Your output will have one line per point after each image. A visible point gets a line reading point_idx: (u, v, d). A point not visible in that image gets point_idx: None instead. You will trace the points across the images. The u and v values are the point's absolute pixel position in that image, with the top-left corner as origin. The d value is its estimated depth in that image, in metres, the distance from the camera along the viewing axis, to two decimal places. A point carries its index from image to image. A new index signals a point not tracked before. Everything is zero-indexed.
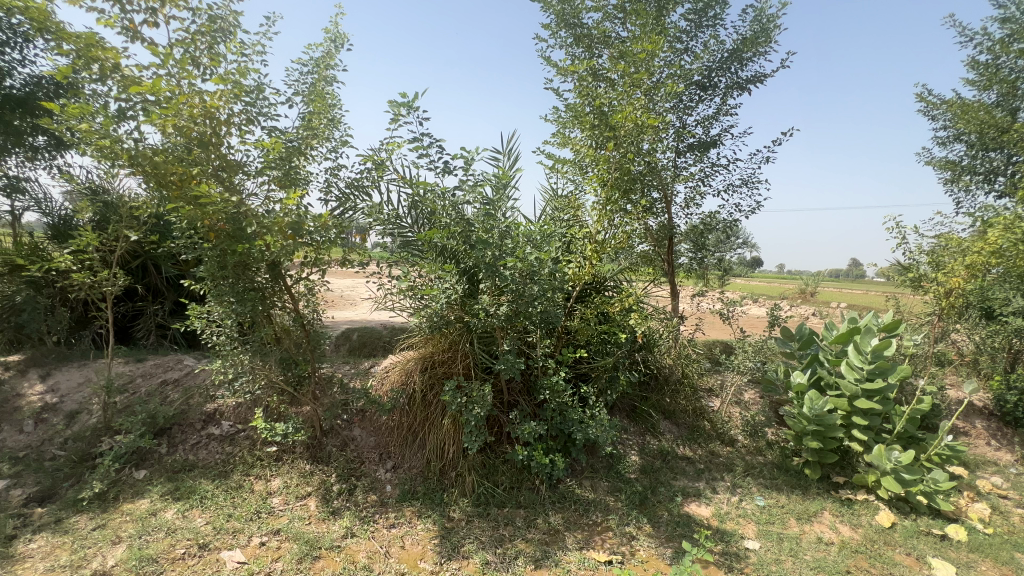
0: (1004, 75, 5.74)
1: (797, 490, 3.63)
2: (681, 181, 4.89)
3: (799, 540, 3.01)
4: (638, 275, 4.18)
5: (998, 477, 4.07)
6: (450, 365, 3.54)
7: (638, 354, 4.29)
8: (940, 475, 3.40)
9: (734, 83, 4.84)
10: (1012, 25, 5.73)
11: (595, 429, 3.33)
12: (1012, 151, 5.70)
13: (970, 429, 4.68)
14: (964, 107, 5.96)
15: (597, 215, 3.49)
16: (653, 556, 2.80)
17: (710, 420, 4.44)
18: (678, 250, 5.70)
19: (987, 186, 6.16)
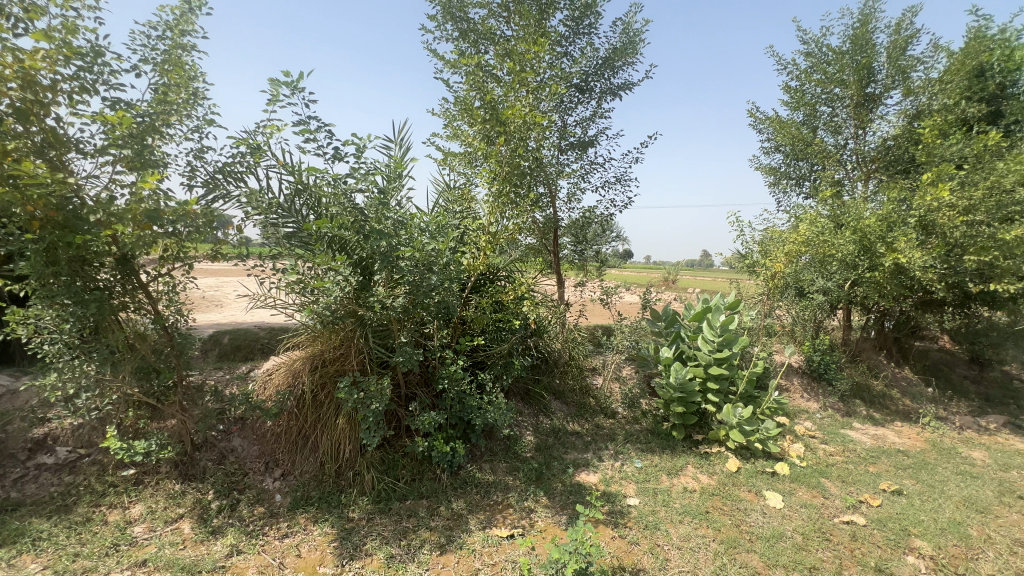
0: (807, 99, 7.09)
1: (667, 450, 4.17)
2: (564, 177, 5.23)
3: (670, 492, 3.47)
4: (529, 265, 4.41)
5: (809, 421, 5.11)
6: (343, 362, 3.39)
7: (530, 340, 4.52)
8: (770, 425, 4.17)
9: (608, 89, 5.31)
10: (812, 59, 7.10)
11: (493, 414, 3.47)
12: (814, 160, 7.09)
13: (790, 385, 5.75)
14: (782, 123, 7.24)
15: (489, 207, 3.60)
16: (551, 524, 3.02)
17: (595, 396, 4.88)
18: (561, 243, 6.12)
19: (798, 189, 7.59)
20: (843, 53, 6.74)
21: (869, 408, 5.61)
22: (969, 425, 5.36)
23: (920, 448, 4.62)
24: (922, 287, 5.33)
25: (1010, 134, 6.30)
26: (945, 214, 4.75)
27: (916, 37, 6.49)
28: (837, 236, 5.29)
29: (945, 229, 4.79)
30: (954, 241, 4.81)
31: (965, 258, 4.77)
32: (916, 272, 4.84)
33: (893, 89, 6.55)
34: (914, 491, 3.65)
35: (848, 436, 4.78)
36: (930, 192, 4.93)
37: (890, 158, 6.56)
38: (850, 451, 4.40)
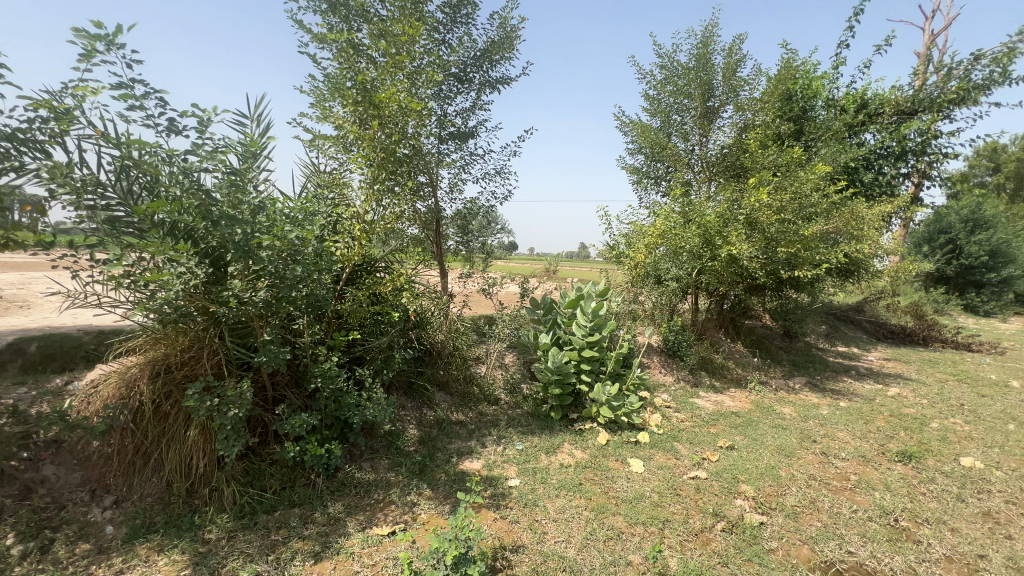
0: (663, 107, 7.95)
1: (546, 430, 4.42)
2: (444, 167, 5.20)
3: (548, 469, 3.69)
4: (409, 256, 4.30)
5: (665, 393, 5.80)
6: (194, 366, 2.97)
7: (412, 332, 4.43)
8: (634, 399, 4.64)
9: (486, 81, 5.37)
10: (666, 71, 7.97)
11: (372, 410, 3.34)
12: (668, 163, 8.00)
13: (651, 362, 6.47)
14: (643, 128, 8.04)
15: (364, 195, 3.42)
16: (434, 515, 3.01)
17: (478, 384, 4.97)
18: (445, 234, 6.09)
19: (656, 188, 8.50)
20: (690, 69, 7.67)
21: (711, 379, 6.55)
22: (781, 387, 6.55)
23: (747, 409, 5.53)
24: (749, 274, 6.35)
25: (809, 149, 7.75)
26: (764, 213, 5.71)
27: (744, 61, 7.63)
28: (685, 230, 6.04)
29: (764, 226, 5.75)
30: (770, 235, 5.80)
31: (779, 249, 5.79)
32: (744, 261, 5.74)
33: (727, 105, 7.63)
34: (742, 445, 4.35)
35: (695, 404, 5.53)
36: (754, 194, 5.86)
37: (726, 164, 7.65)
38: (696, 416, 5.10)
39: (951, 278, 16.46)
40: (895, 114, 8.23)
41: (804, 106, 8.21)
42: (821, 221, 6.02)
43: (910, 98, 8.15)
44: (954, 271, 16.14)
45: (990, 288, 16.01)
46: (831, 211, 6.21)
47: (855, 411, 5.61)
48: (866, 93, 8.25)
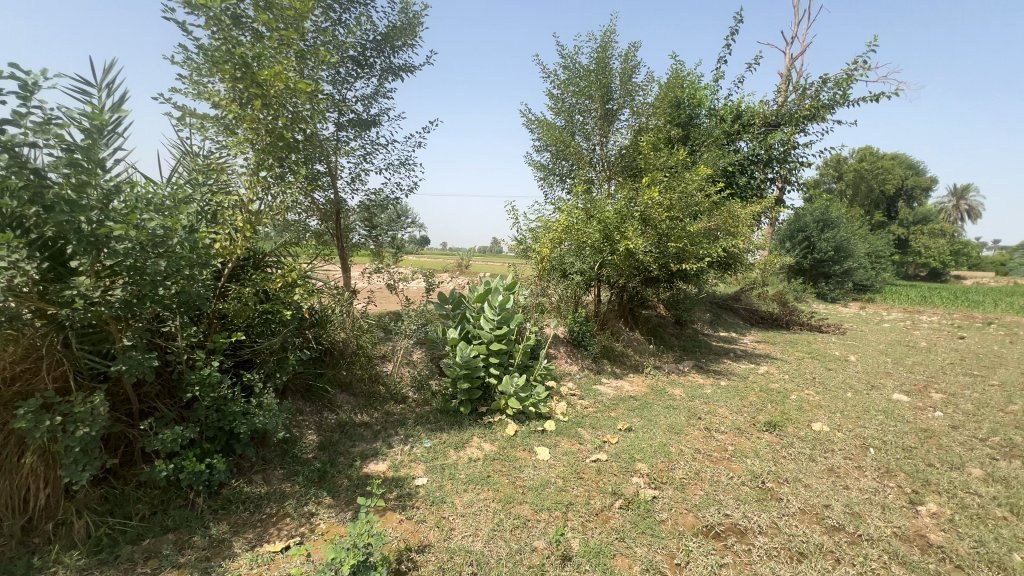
0: (566, 107, 8.27)
1: (455, 426, 4.38)
2: (343, 156, 4.92)
3: (457, 464, 3.67)
4: (303, 249, 4.00)
5: (571, 382, 6.06)
6: (30, 381, 2.46)
7: (309, 332, 4.14)
8: (540, 389, 4.78)
9: (388, 67, 5.14)
10: (569, 72, 8.27)
11: (262, 418, 3.06)
12: (572, 161, 8.33)
13: (558, 353, 6.71)
14: (548, 126, 8.30)
15: (248, 182, 3.11)
16: (334, 524, 2.84)
17: (384, 383, 4.79)
18: (351, 228, 5.83)
19: (561, 184, 8.83)
20: (591, 71, 8.03)
21: (612, 366, 6.96)
22: (673, 371, 7.16)
23: (643, 392, 5.97)
24: (645, 267, 6.84)
25: (694, 154, 8.51)
26: (656, 211, 6.17)
27: (638, 68, 8.14)
28: (587, 225, 6.34)
29: (657, 222, 6.21)
30: (662, 231, 6.28)
31: (669, 244, 6.29)
32: (639, 255, 6.16)
33: (624, 108, 8.11)
34: (638, 426, 4.69)
35: (598, 390, 5.85)
36: (647, 193, 6.31)
37: (624, 164, 8.16)
38: (598, 402, 5.39)
39: (807, 270, 19.15)
40: (763, 125, 9.32)
41: (690, 114, 9.00)
42: (704, 219, 6.66)
43: (774, 112, 9.29)
44: (809, 264, 18.79)
45: (835, 278, 18.91)
46: (712, 210, 6.88)
47: (732, 388, 6.30)
48: (740, 106, 9.24)
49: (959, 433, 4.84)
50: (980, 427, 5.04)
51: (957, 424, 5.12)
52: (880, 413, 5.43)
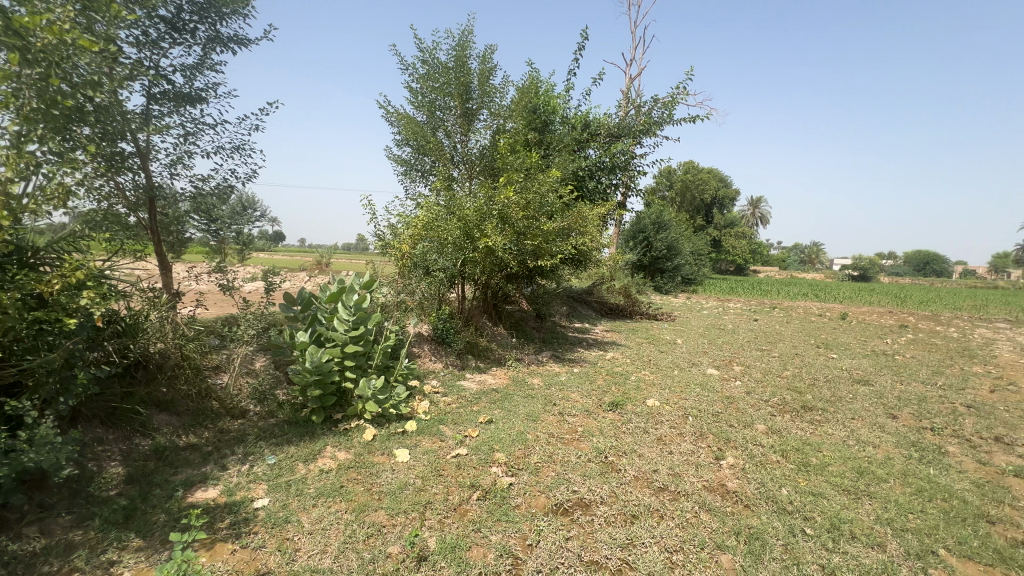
0: (426, 102, 8.21)
1: (305, 437, 4.03)
2: (153, 133, 4.17)
3: (305, 479, 3.37)
4: (93, 245, 3.26)
5: (435, 380, 6.02)
6: None
7: (110, 344, 3.43)
8: (401, 390, 4.65)
9: (214, 37, 4.49)
10: (427, 67, 8.17)
11: (32, 456, 2.43)
12: (434, 157, 8.29)
13: (421, 352, 6.61)
14: (408, 121, 8.20)
15: (4, 156, 2.38)
16: (144, 570, 2.39)
17: (217, 398, 4.19)
18: (183, 222, 5.04)
19: (424, 180, 8.82)
20: (449, 68, 8.05)
21: (477, 361, 7.10)
22: (533, 362, 7.57)
23: (505, 384, 6.19)
24: (506, 264, 7.09)
25: (549, 157, 9.08)
26: (513, 210, 6.45)
27: (495, 70, 8.37)
28: (447, 222, 6.35)
29: (514, 221, 6.48)
30: (519, 229, 6.58)
31: (525, 242, 6.61)
32: (498, 252, 6.37)
33: (484, 108, 8.28)
34: (499, 418, 4.84)
35: (461, 386, 5.91)
36: (504, 192, 6.54)
37: (483, 162, 8.34)
38: (461, 397, 5.44)
39: (647, 267, 21.85)
40: (607, 135, 10.33)
41: (545, 120, 9.57)
42: (557, 219, 7.13)
43: (616, 125, 10.36)
44: (648, 261, 21.45)
45: (669, 273, 21.89)
46: (564, 210, 7.41)
47: (583, 374, 6.89)
48: (588, 116, 10.11)
49: (751, 397, 5.97)
50: (764, 391, 6.28)
51: (750, 390, 6.30)
52: (697, 386, 6.43)
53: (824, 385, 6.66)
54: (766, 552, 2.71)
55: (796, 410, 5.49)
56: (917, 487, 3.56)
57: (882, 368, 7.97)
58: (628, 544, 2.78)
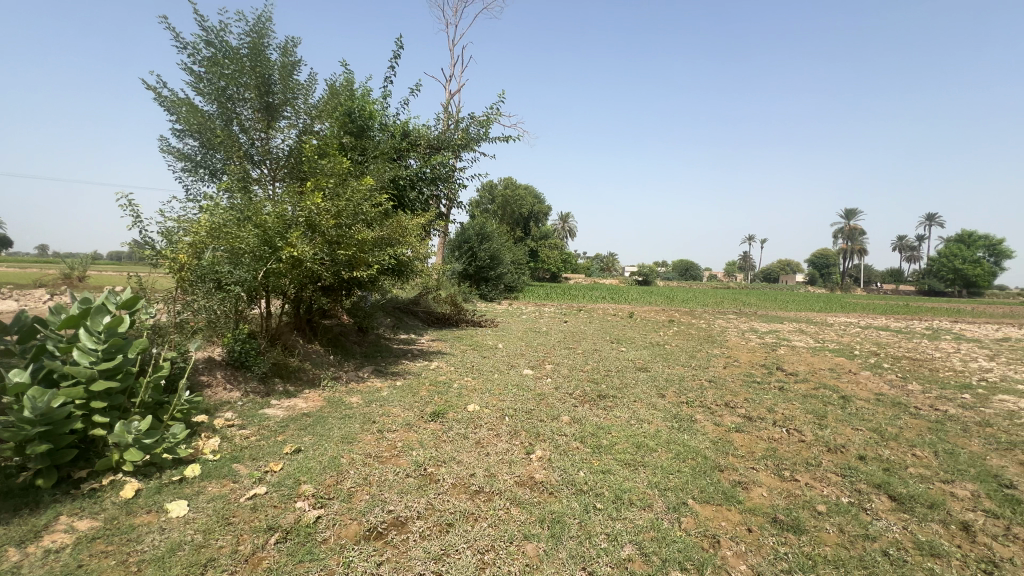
0: (214, 90, 7.10)
1: (23, 510, 3.01)
2: None
3: (19, 567, 2.51)
4: None
5: (230, 411, 5.16)
6: None
7: None
8: (178, 428, 3.85)
9: None
10: (212, 49, 7.07)
11: None
12: (224, 154, 7.19)
13: (212, 380, 5.60)
14: (190, 108, 6.98)
15: None
16: None
17: None
18: None
19: (212, 180, 7.63)
20: (241, 56, 7.12)
21: (285, 385, 6.34)
22: (352, 380, 7.10)
23: (318, 407, 5.66)
24: (317, 275, 6.53)
25: (365, 164, 8.71)
26: (323, 217, 5.99)
27: (299, 65, 7.72)
28: (242, 229, 5.56)
29: (324, 229, 6.04)
30: (331, 239, 6.16)
31: (339, 252, 6.21)
32: (306, 262, 5.85)
33: (287, 104, 7.52)
34: (308, 445, 4.39)
35: (264, 415, 5.19)
36: (312, 197, 6.03)
37: (288, 163, 7.58)
38: (263, 428, 4.77)
39: (472, 276, 22.65)
40: (427, 147, 10.40)
41: (362, 125, 9.17)
42: (374, 228, 6.87)
43: (436, 137, 10.52)
44: (473, 271, 22.26)
45: (492, 282, 23.09)
46: (381, 219, 7.18)
47: (406, 387, 6.74)
48: (408, 126, 10.04)
49: (559, 392, 6.64)
50: (570, 385, 7.06)
51: (558, 386, 7.01)
52: (514, 387, 6.88)
53: (615, 375, 7.81)
54: (564, 533, 3.01)
55: (593, 400, 6.30)
56: (675, 452, 4.41)
57: (656, 356, 9.72)
58: (442, 555, 2.78)
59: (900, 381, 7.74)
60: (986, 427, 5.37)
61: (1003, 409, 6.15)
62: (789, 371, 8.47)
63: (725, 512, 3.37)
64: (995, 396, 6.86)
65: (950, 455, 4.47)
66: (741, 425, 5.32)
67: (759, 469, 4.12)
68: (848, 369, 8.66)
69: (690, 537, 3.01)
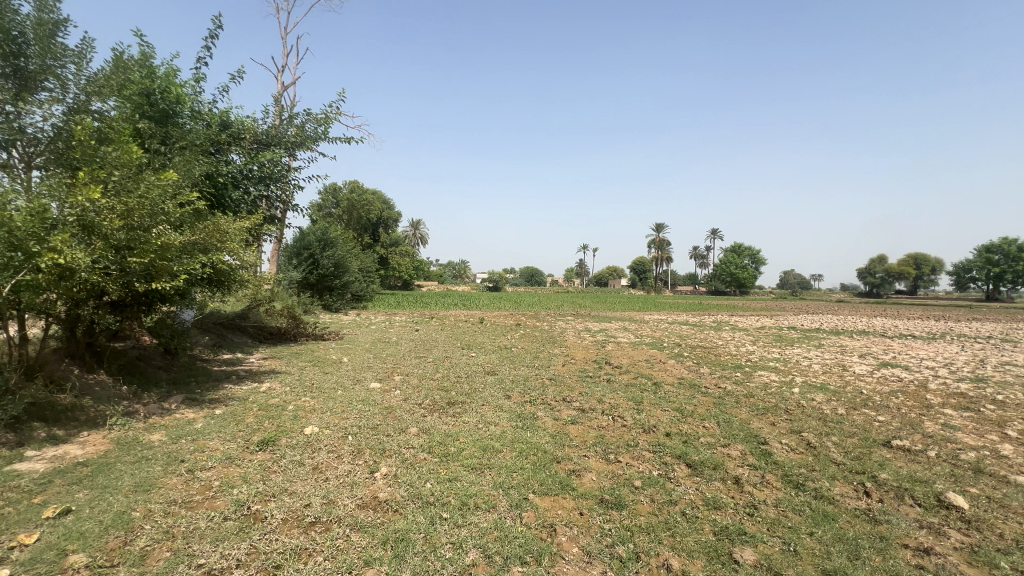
0: None
1: None
2: None
3: None
4: None
5: None
6: None
7: None
8: None
9: None
10: None
11: None
12: None
13: None
14: None
15: None
16: None
17: None
18: None
19: None
20: None
21: (50, 429, 4.94)
22: (153, 412, 5.87)
23: (100, 452, 4.53)
24: (98, 289, 5.27)
25: (170, 155, 7.36)
26: (105, 217, 4.87)
27: (67, 27, 6.18)
28: None
29: (107, 231, 4.91)
30: (118, 243, 5.04)
31: (129, 259, 5.11)
32: (80, 272, 4.68)
33: (49, 73, 5.95)
34: (82, 503, 3.47)
35: (13, 472, 3.95)
36: (88, 192, 4.87)
37: (53, 148, 5.99)
38: (11, 489, 3.63)
39: (313, 286, 20.79)
40: (253, 141, 9.25)
41: (166, 109, 7.71)
42: (180, 231, 5.83)
43: (264, 131, 9.41)
44: (314, 280, 20.44)
45: (337, 291, 21.53)
46: (191, 221, 6.13)
47: (228, 415, 5.83)
48: (228, 116, 8.77)
49: (407, 403, 6.47)
50: (419, 395, 6.93)
51: (406, 397, 6.82)
52: (359, 402, 6.49)
53: (464, 381, 7.92)
54: (408, 550, 2.91)
55: (442, 408, 6.29)
56: (518, 450, 4.63)
57: (504, 360, 10.14)
58: None
59: (695, 366, 9.39)
60: (750, 398, 6.83)
61: (760, 382, 7.91)
62: (615, 364, 9.62)
63: (561, 500, 3.65)
64: (755, 372, 8.78)
65: (728, 423, 5.56)
66: (576, 417, 5.85)
67: (590, 456, 4.57)
68: (659, 359, 10.20)
69: (530, 530, 3.19)
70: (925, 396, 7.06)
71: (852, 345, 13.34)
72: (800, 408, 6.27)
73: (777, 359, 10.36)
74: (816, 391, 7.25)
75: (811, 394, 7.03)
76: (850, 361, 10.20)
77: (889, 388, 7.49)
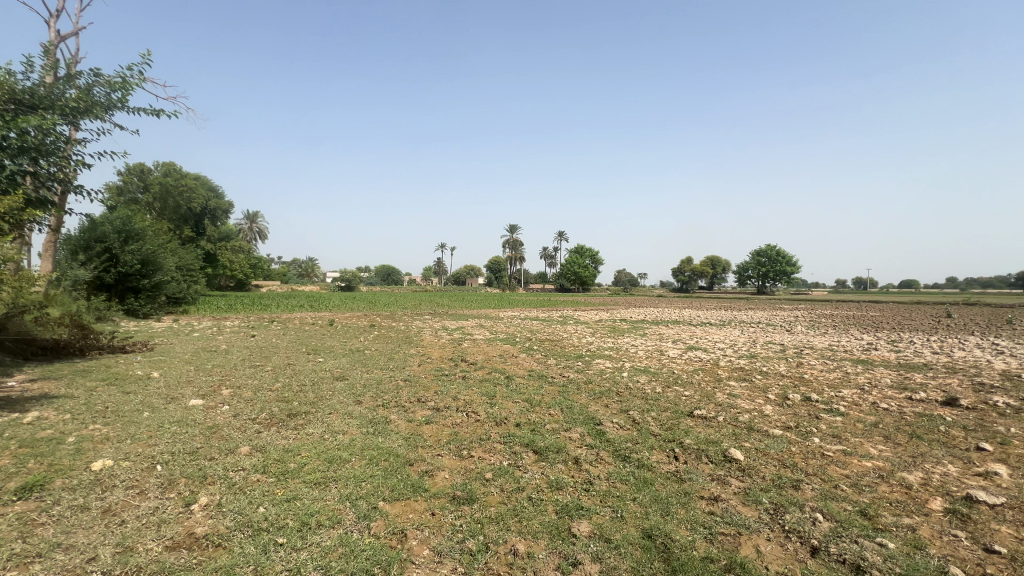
0: None
1: None
2: None
3: None
4: None
5: None
6: None
7: None
8: None
9: None
10: None
11: None
12: None
13: None
14: None
15: None
16: None
17: None
18: None
19: None
20: None
21: None
22: None
23: None
24: None
25: None
26: None
27: None
28: None
29: None
30: None
31: None
32: None
33: None
34: None
35: None
36: None
37: None
38: None
39: (111, 286, 16.90)
40: (9, 100, 7.10)
41: None
42: None
43: (26, 90, 7.28)
44: (112, 280, 16.62)
45: (146, 293, 17.87)
46: None
47: None
48: None
49: (237, 420, 5.68)
50: (253, 409, 6.14)
51: (236, 412, 5.98)
52: (173, 424, 5.48)
53: (309, 389, 7.26)
54: None
55: (281, 421, 5.65)
56: (368, 457, 4.41)
57: (355, 363, 9.58)
58: None
59: (543, 358, 10.08)
60: (589, 384, 7.58)
61: (597, 369, 8.83)
62: (471, 361, 9.81)
63: (412, 504, 3.57)
64: (594, 361, 9.78)
65: (570, 409, 6.07)
66: (430, 417, 5.78)
67: (443, 454, 4.56)
68: (511, 354, 10.69)
69: (379, 540, 3.05)
70: (717, 372, 8.68)
71: (667, 333, 15.77)
72: (628, 390, 7.17)
73: (611, 347, 11.68)
74: (640, 374, 8.36)
75: (637, 377, 8.09)
76: (665, 346, 12.02)
77: (692, 367, 9.03)
